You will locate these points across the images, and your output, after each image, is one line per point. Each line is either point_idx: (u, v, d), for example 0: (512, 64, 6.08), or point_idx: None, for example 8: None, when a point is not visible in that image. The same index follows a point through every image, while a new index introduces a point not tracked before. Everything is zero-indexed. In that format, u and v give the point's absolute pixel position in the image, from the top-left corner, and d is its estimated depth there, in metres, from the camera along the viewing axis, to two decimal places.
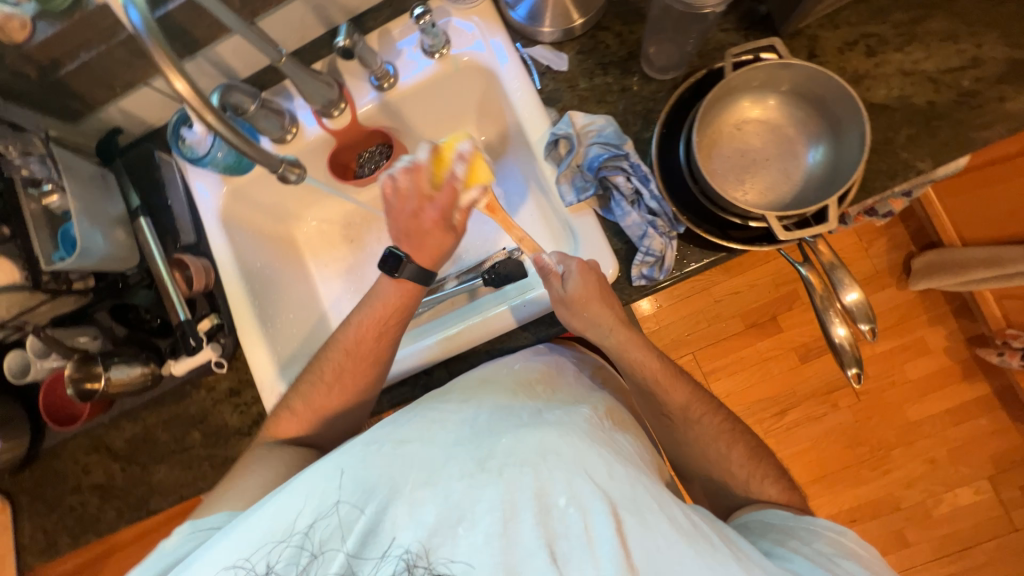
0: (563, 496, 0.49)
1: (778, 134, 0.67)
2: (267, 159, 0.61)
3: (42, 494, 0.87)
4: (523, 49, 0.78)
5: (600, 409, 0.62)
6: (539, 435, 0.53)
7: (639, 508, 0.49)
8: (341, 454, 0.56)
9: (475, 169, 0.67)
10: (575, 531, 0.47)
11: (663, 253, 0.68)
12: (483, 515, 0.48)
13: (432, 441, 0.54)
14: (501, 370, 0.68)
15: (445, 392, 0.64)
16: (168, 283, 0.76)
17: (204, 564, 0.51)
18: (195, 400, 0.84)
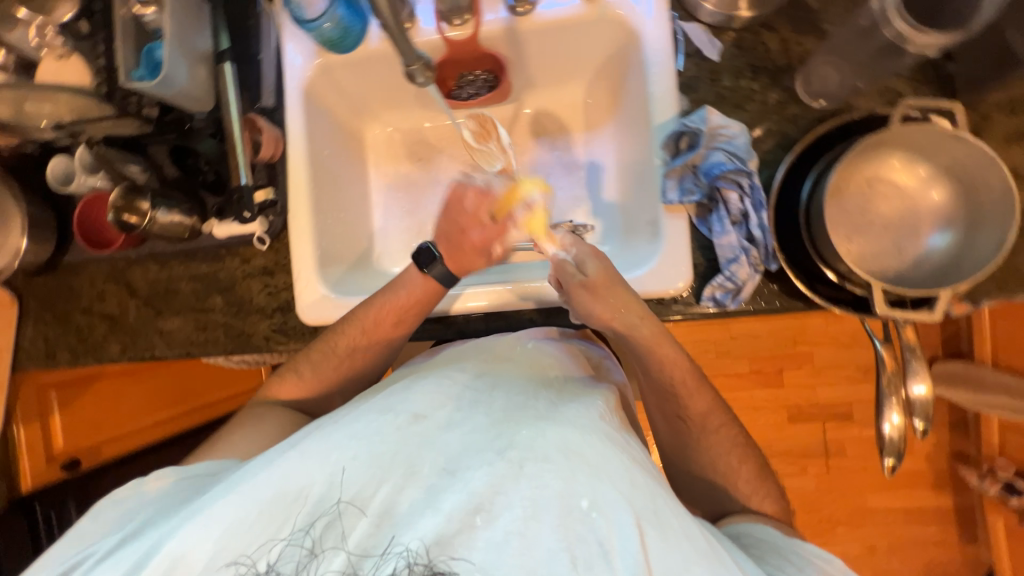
0: (583, 498, 0.49)
1: (909, 204, 0.63)
2: (402, 47, 0.57)
3: (52, 304, 0.86)
4: (678, 21, 0.71)
5: (612, 402, 0.63)
6: (559, 431, 0.53)
7: (658, 514, 0.50)
8: (347, 426, 0.56)
9: (533, 220, 0.69)
10: (594, 537, 0.48)
11: (745, 284, 0.65)
12: (504, 512, 0.48)
13: (448, 422, 0.55)
14: (512, 343, 0.70)
15: (459, 363, 0.65)
16: (236, 139, 0.73)
17: (194, 543, 0.52)
18: (227, 267, 0.81)
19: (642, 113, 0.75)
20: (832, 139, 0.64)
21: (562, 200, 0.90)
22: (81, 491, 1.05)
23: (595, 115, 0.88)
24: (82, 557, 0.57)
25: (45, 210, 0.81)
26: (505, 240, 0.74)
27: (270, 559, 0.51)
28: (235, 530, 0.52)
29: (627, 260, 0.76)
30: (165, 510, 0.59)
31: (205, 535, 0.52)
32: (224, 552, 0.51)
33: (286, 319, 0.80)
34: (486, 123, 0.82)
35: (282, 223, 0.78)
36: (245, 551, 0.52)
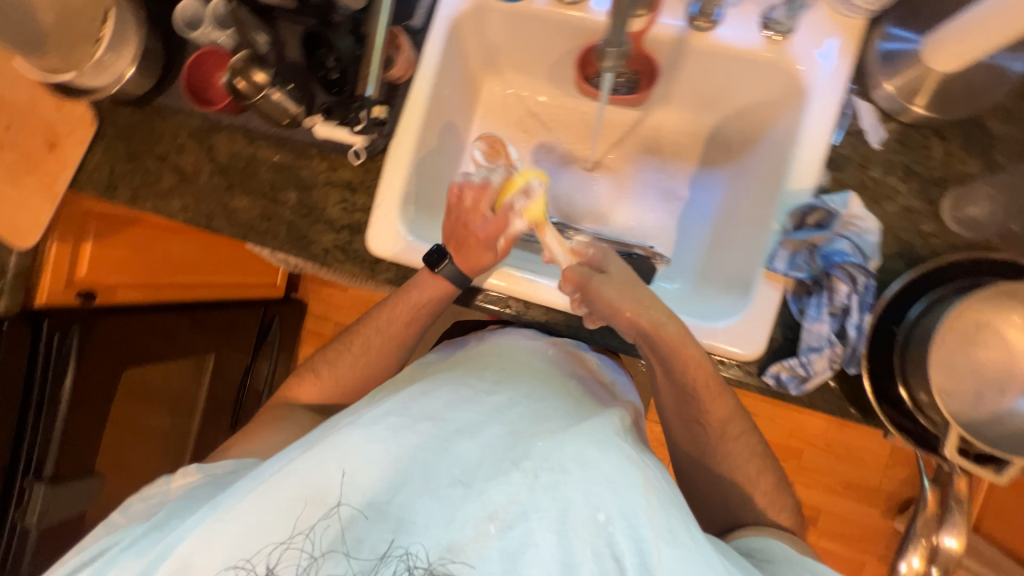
0: (599, 511, 0.47)
1: (1012, 362, 0.61)
2: (614, 32, 0.60)
3: (130, 140, 0.85)
4: (852, 94, 0.68)
5: (626, 419, 0.60)
6: (574, 442, 0.51)
7: (674, 533, 0.47)
8: (352, 428, 0.53)
9: (534, 206, 0.70)
10: (608, 550, 0.46)
11: (815, 375, 0.64)
12: (519, 525, 0.47)
13: (462, 426, 0.54)
14: (534, 353, 0.69)
15: (479, 369, 0.63)
16: (375, 48, 0.68)
17: (193, 545, 0.50)
18: (311, 168, 0.79)
19: (774, 172, 0.73)
20: (959, 270, 0.62)
21: (650, 224, 0.88)
22: (86, 324, 0.98)
23: (714, 154, 0.87)
24: (99, 550, 0.56)
25: (159, 46, 0.79)
26: (506, 232, 0.72)
27: (270, 561, 0.50)
28: (235, 537, 0.50)
29: (701, 307, 0.74)
30: (178, 506, 0.58)
31: (206, 541, 0.50)
32: (228, 550, 0.50)
33: (351, 239, 0.78)
34: (496, 144, 0.78)
35: (385, 144, 0.76)
36: (244, 555, 0.50)
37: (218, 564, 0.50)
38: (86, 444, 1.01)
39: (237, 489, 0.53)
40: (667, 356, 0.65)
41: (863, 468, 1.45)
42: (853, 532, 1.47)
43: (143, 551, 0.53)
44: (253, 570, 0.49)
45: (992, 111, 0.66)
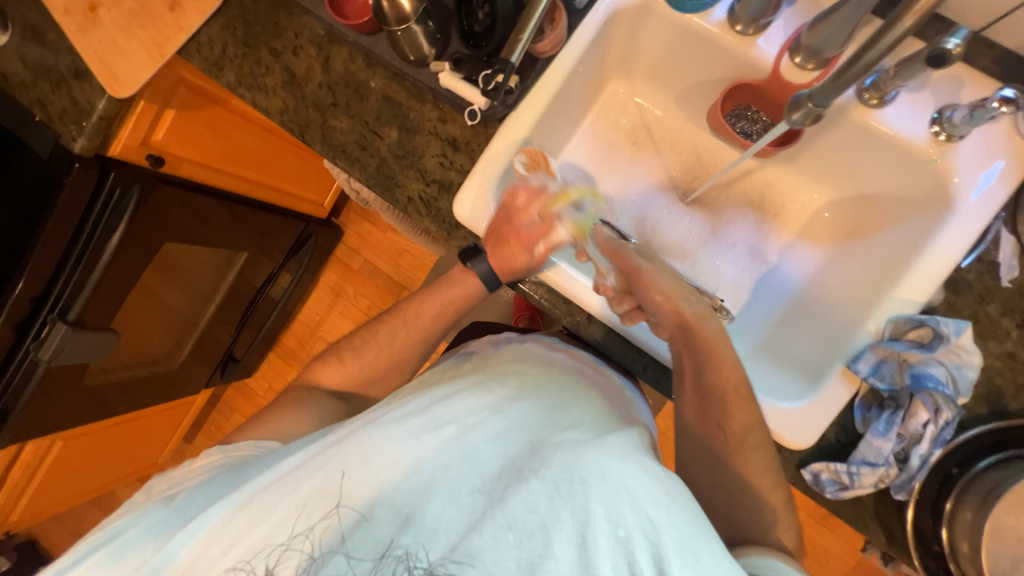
0: (618, 525, 0.44)
1: None
2: (824, 94, 0.58)
3: (251, 24, 0.82)
4: (1000, 221, 0.64)
5: (644, 437, 0.57)
6: (593, 454, 0.48)
7: (697, 554, 0.43)
8: (371, 429, 0.53)
9: (581, 223, 0.72)
10: (626, 568, 0.43)
11: (858, 487, 0.62)
12: (534, 537, 0.44)
13: (484, 429, 0.52)
14: (556, 364, 0.65)
15: (502, 378, 0.59)
16: (536, 17, 0.65)
17: (209, 530, 0.50)
18: (420, 112, 0.77)
19: (883, 273, 0.70)
20: None
21: (728, 277, 0.84)
22: (149, 186, 0.97)
23: (818, 231, 0.83)
24: (116, 529, 0.54)
25: None
26: (549, 239, 0.71)
27: (272, 561, 0.47)
28: (248, 534, 0.48)
29: (760, 380, 0.71)
30: (200, 488, 0.57)
31: (224, 536, 0.49)
32: (239, 542, 0.48)
33: (437, 196, 0.77)
34: (538, 156, 0.72)
35: (502, 114, 0.73)
36: (247, 555, 0.48)
37: (223, 561, 0.48)
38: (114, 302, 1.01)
39: (249, 484, 0.52)
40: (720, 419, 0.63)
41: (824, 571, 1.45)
42: None
43: (162, 536, 0.52)
44: (254, 570, 0.47)
45: None
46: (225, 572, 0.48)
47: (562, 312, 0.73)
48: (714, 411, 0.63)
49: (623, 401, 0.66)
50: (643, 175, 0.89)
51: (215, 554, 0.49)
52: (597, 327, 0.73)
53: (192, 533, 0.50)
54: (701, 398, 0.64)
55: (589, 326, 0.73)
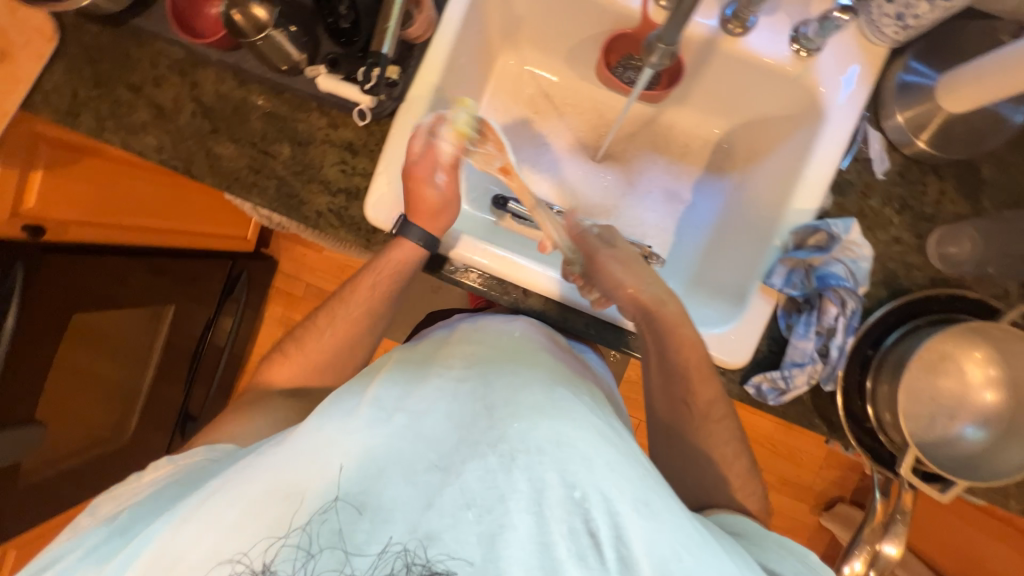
0: (574, 489, 0.45)
1: (966, 393, 0.66)
2: (671, 30, 0.57)
3: (99, 62, 0.75)
4: (864, 121, 0.70)
5: (597, 398, 0.59)
6: (550, 421, 0.48)
7: (649, 503, 0.45)
8: (323, 417, 0.50)
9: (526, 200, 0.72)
10: (584, 527, 0.44)
11: (794, 389, 0.67)
12: (495, 506, 0.45)
13: (434, 411, 0.51)
14: (501, 334, 0.63)
15: (447, 357, 0.58)
16: (398, 4, 0.63)
17: (153, 551, 0.46)
18: (308, 121, 0.74)
19: (780, 189, 0.74)
20: (934, 304, 0.67)
21: (650, 223, 0.87)
22: (34, 261, 0.88)
23: (721, 162, 0.87)
24: (60, 554, 0.50)
25: None
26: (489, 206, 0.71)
27: (266, 557, 0.45)
28: (198, 548, 0.45)
29: (694, 312, 0.75)
30: (146, 508, 0.52)
31: (189, 538, 0.46)
32: (215, 544, 0.45)
33: (347, 205, 0.74)
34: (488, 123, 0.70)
35: (392, 107, 0.72)
36: (237, 549, 0.45)
37: (206, 561, 0.45)
38: (26, 393, 0.92)
39: (231, 478, 0.49)
40: (663, 360, 0.66)
41: (802, 469, 1.57)
42: (783, 524, 1.60)
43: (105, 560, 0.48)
44: None
45: (988, 157, 0.69)
46: (211, 570, 0.45)
47: (496, 291, 0.74)
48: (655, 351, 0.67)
49: (560, 351, 0.65)
50: (552, 142, 0.89)
51: (193, 557, 0.45)
52: (535, 300, 0.74)
53: (139, 553, 0.46)
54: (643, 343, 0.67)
55: (527, 299, 0.74)
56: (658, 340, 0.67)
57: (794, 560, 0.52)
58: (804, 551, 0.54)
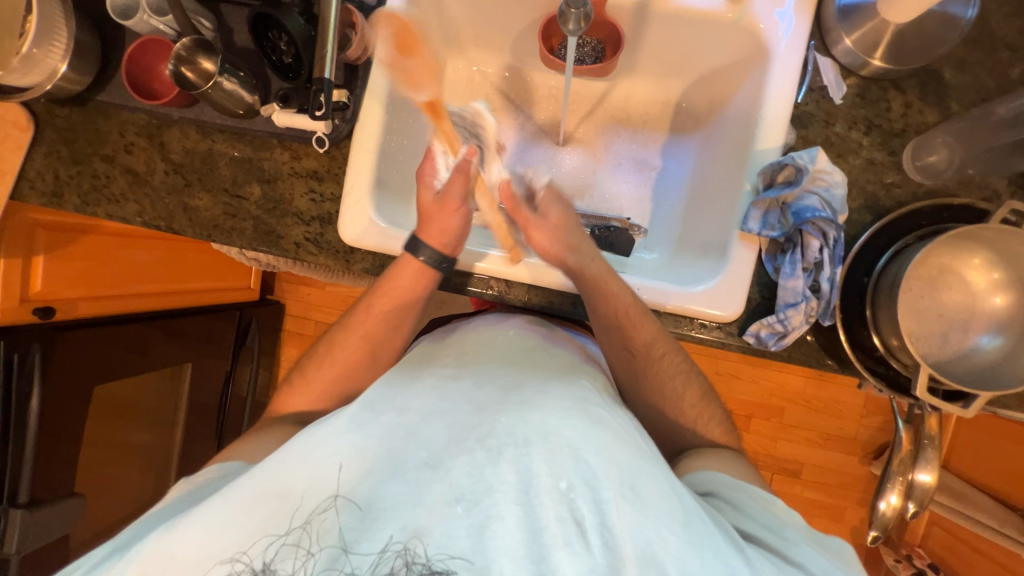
0: (562, 479, 0.45)
1: (974, 302, 0.63)
2: None
3: (73, 141, 0.79)
4: (812, 51, 0.69)
5: (597, 385, 0.58)
6: (538, 413, 0.48)
7: (635, 486, 0.45)
8: (318, 426, 0.51)
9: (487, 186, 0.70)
10: (570, 515, 0.44)
11: (793, 330, 0.65)
12: (485, 499, 0.44)
13: (428, 411, 0.51)
14: (494, 336, 0.63)
15: (442, 358, 0.61)
16: (333, 30, 0.65)
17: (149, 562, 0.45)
18: (273, 159, 0.76)
19: (740, 134, 0.74)
20: (919, 217, 0.65)
21: (624, 196, 0.87)
22: (48, 339, 0.92)
23: (684, 122, 0.86)
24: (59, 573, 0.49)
25: (92, 37, 0.73)
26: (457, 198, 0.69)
27: (266, 556, 0.44)
28: (195, 556, 0.45)
29: (680, 274, 0.74)
30: (148, 523, 0.52)
31: (190, 543, 0.46)
32: (217, 544, 0.45)
33: (322, 230, 0.76)
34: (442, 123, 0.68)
35: (348, 130, 0.74)
36: (240, 546, 0.45)
37: (206, 560, 0.45)
38: (60, 467, 0.95)
39: (240, 480, 0.49)
40: (618, 327, 0.65)
41: (842, 421, 1.52)
42: (834, 481, 1.54)
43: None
44: None
45: (947, 60, 0.67)
46: (212, 569, 0.45)
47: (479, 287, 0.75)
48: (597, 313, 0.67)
49: (557, 343, 0.64)
50: (514, 135, 0.90)
51: (193, 562, 0.45)
52: (519, 291, 0.74)
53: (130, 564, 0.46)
54: (599, 312, 0.66)
55: (510, 291, 0.74)
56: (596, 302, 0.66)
57: (759, 505, 0.53)
58: (767, 495, 0.54)
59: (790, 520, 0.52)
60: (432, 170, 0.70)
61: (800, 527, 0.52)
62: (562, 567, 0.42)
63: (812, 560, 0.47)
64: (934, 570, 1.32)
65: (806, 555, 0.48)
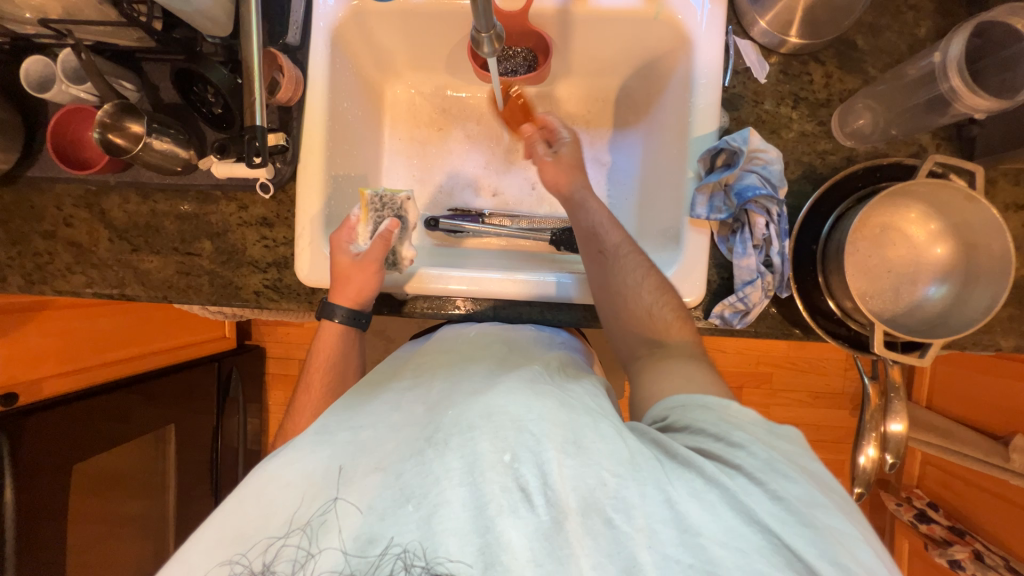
0: (505, 451, 0.43)
1: (916, 255, 0.66)
2: (484, 19, 0.51)
3: (8, 222, 0.76)
4: (732, 35, 0.71)
5: (551, 364, 0.59)
6: (482, 399, 0.48)
7: (580, 441, 0.44)
8: (271, 461, 0.50)
9: (367, 216, 0.70)
10: (515, 483, 0.42)
11: (755, 306, 0.67)
12: (434, 491, 0.43)
13: (380, 424, 0.50)
14: (457, 338, 0.69)
15: (400, 375, 0.62)
16: (259, 79, 0.64)
17: None
18: (219, 211, 0.75)
19: (676, 122, 0.74)
20: (855, 180, 0.67)
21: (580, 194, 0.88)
22: (17, 426, 0.88)
23: (625, 115, 0.87)
24: None
25: (11, 113, 0.71)
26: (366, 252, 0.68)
27: (266, 557, 0.43)
28: None
29: None
30: None
31: (188, 561, 0.45)
32: (215, 549, 0.45)
33: (280, 275, 0.75)
34: (375, 202, 0.70)
35: (291, 172, 0.73)
36: (239, 547, 0.44)
37: (207, 560, 0.44)
38: (47, 553, 0.92)
39: (211, 517, 0.48)
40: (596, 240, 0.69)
41: (829, 377, 1.55)
42: (829, 436, 1.58)
43: None
44: None
45: (857, 28, 0.70)
46: (212, 570, 0.44)
47: (447, 306, 0.76)
48: (605, 286, 0.65)
49: (517, 339, 0.67)
50: (462, 149, 0.90)
51: (194, 562, 0.45)
52: (486, 305, 0.75)
53: None
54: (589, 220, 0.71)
55: (477, 306, 0.75)
56: (611, 273, 0.65)
57: (713, 416, 0.48)
58: (721, 401, 0.50)
59: (746, 424, 0.47)
60: (349, 237, 0.70)
61: (762, 431, 0.47)
62: (508, 533, 0.40)
63: (753, 460, 0.44)
64: (934, 509, 1.36)
65: (748, 457, 0.44)
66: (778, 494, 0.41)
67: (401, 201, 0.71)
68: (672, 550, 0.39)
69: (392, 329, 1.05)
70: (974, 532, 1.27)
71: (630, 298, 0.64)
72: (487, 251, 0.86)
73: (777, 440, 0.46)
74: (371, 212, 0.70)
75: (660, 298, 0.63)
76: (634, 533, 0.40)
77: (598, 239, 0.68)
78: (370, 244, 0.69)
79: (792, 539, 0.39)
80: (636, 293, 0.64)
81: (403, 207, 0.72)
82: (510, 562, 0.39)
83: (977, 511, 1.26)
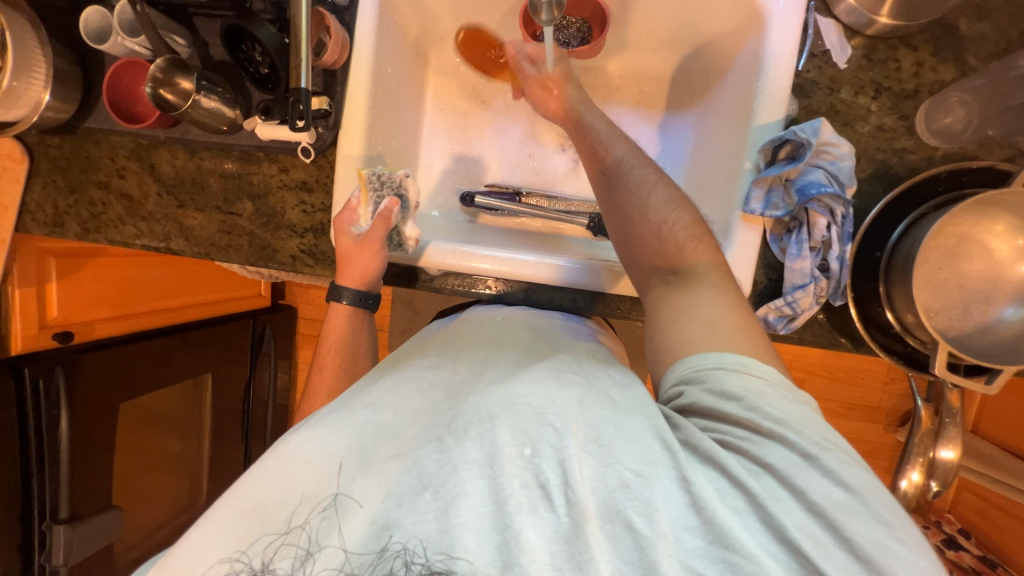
0: (525, 445, 0.43)
1: (995, 271, 0.60)
2: None
3: (66, 170, 0.79)
4: (814, 12, 0.64)
5: (579, 353, 0.57)
6: (506, 388, 0.47)
7: (603, 439, 0.42)
8: (291, 438, 0.50)
9: (367, 197, 0.69)
10: (534, 480, 0.42)
11: (803, 312, 0.63)
12: (452, 482, 0.42)
13: (400, 405, 0.50)
14: (483, 321, 0.68)
15: (422, 353, 0.62)
16: (306, 39, 0.62)
17: None
18: (261, 172, 0.76)
19: (737, 107, 0.69)
20: (935, 184, 0.61)
21: None
22: (71, 363, 0.94)
23: (680, 96, 0.82)
24: None
25: (71, 62, 0.73)
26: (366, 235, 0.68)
27: (265, 557, 0.44)
28: None
29: None
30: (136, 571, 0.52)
31: (191, 558, 0.45)
32: (219, 543, 0.45)
33: (316, 241, 0.76)
34: (373, 181, 0.68)
35: (332, 138, 0.73)
36: (239, 545, 0.45)
37: (208, 558, 0.45)
38: (97, 482, 1.00)
39: (225, 496, 0.49)
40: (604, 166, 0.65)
41: (867, 388, 1.48)
42: (859, 450, 1.52)
43: None
44: None
45: (961, 9, 0.62)
46: (212, 567, 0.44)
47: (477, 285, 0.75)
48: (614, 213, 0.62)
49: (546, 327, 0.66)
50: (504, 123, 0.87)
51: (195, 561, 0.45)
52: (518, 286, 0.74)
53: None
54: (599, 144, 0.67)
55: (508, 287, 0.74)
56: (619, 197, 0.62)
57: (737, 384, 0.44)
58: (742, 360, 0.45)
59: (771, 390, 0.44)
60: (351, 218, 0.69)
61: (786, 399, 0.44)
62: (526, 532, 0.40)
63: (788, 456, 0.41)
64: (964, 536, 1.29)
65: (780, 451, 0.41)
66: (821, 509, 0.39)
67: (399, 178, 0.69)
68: (694, 562, 0.38)
69: (420, 301, 1.05)
70: (1007, 565, 1.20)
71: (638, 221, 0.59)
72: (521, 231, 0.84)
73: (802, 408, 0.44)
74: (370, 192, 0.68)
75: (673, 214, 0.58)
76: (658, 541, 0.39)
77: (600, 163, 0.65)
78: (371, 224, 0.68)
79: (830, 563, 0.37)
80: (645, 214, 0.59)
81: (402, 185, 0.70)
82: (528, 563, 0.39)
83: (1013, 544, 1.19)
